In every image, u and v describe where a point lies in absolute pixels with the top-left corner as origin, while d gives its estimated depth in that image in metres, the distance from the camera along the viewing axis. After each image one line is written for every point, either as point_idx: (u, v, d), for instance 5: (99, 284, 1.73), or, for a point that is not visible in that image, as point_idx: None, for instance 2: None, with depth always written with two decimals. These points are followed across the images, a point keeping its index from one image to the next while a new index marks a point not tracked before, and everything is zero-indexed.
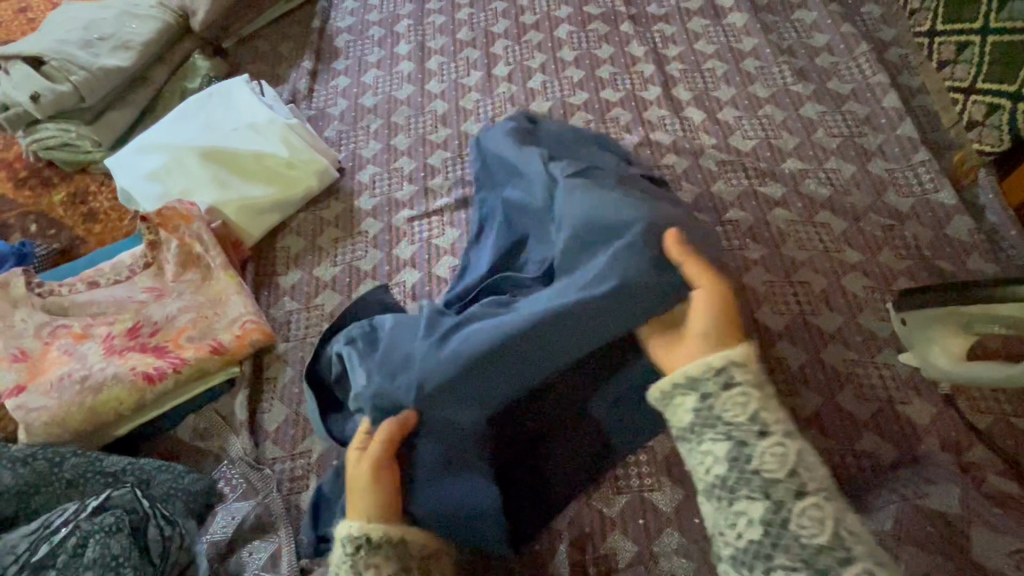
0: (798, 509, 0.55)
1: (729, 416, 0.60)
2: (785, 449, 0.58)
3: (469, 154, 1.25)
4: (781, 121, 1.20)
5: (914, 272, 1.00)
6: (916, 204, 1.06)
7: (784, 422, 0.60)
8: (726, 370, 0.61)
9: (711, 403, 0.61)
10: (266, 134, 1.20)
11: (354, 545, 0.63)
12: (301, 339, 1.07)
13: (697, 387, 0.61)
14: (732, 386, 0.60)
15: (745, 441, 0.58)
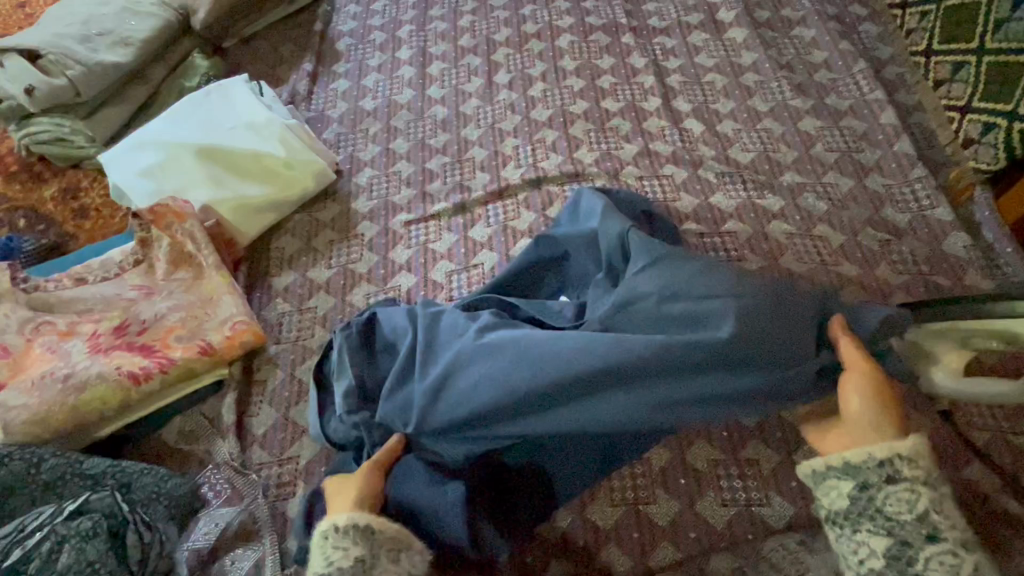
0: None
1: (893, 511, 0.60)
2: (957, 560, 0.58)
3: (469, 160, 1.24)
4: (780, 135, 1.20)
5: (912, 287, 1.00)
6: (913, 220, 1.07)
7: (954, 529, 0.59)
8: (892, 465, 0.61)
9: (871, 494, 0.61)
10: (265, 134, 1.18)
11: (329, 534, 0.67)
12: (292, 342, 1.05)
13: (858, 476, 0.62)
14: (897, 484, 0.60)
15: (910, 543, 0.59)
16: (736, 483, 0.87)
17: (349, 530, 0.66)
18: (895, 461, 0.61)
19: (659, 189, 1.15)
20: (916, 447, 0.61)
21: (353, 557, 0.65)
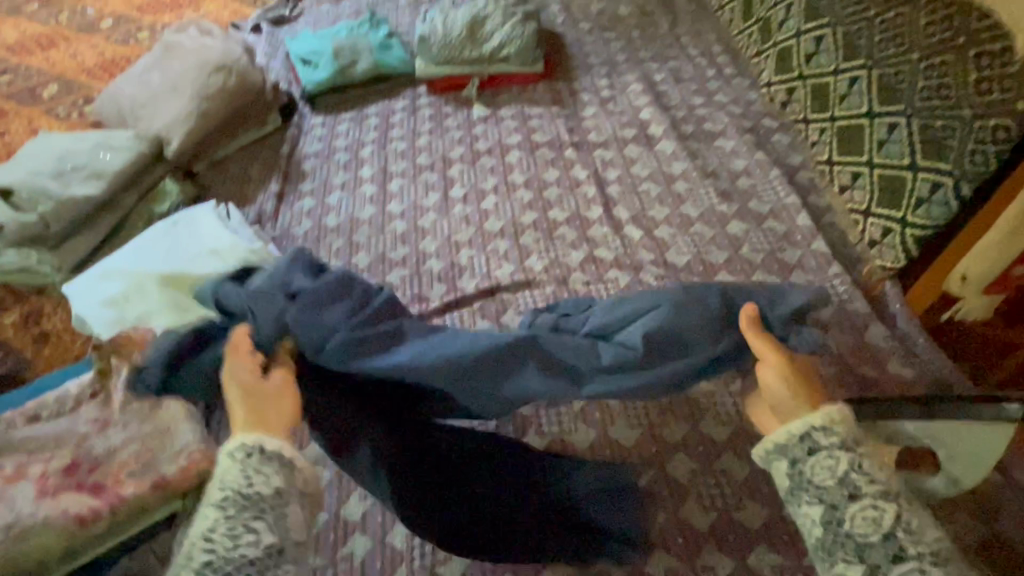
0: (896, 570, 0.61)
1: (819, 480, 0.67)
2: (878, 512, 0.64)
3: (427, 271, 1.32)
4: (711, 237, 1.32)
5: (843, 378, 1.07)
6: (836, 313, 1.16)
7: (879, 482, 0.65)
8: (810, 437, 0.69)
9: (801, 468, 0.69)
10: (230, 258, 1.24)
11: (243, 457, 0.66)
12: None
13: (787, 454, 0.70)
14: (818, 454, 0.68)
15: (837, 505, 0.65)
16: None
17: (270, 461, 0.66)
18: (814, 434, 0.69)
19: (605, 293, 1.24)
20: (828, 415, 0.69)
21: (274, 486, 0.65)
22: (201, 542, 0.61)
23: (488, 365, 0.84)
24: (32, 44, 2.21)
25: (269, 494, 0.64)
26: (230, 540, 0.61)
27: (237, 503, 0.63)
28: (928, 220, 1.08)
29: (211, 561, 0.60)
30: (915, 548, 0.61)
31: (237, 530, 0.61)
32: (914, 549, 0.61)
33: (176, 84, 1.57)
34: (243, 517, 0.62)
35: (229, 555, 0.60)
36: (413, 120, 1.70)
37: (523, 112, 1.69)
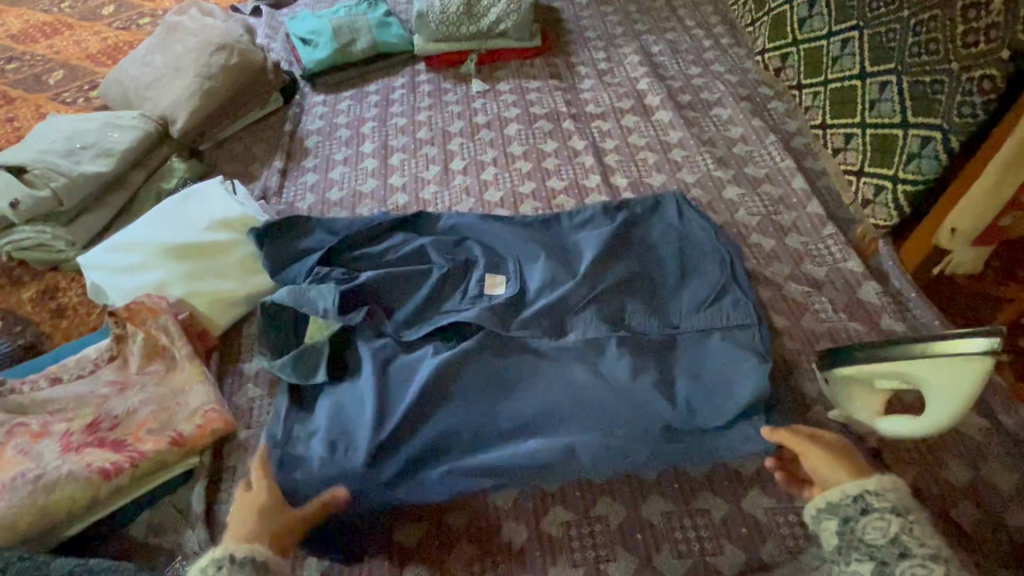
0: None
1: (870, 538, 0.71)
2: (930, 570, 0.66)
3: None
4: (707, 202, 1.34)
5: (834, 333, 1.10)
6: (829, 272, 1.19)
7: (926, 545, 0.68)
8: (863, 498, 0.73)
9: (852, 527, 0.73)
10: (237, 230, 1.29)
11: (214, 567, 0.71)
12: (263, 426, 1.09)
13: (839, 513, 0.75)
14: (870, 514, 0.72)
15: (887, 561, 0.68)
16: (690, 534, 0.92)
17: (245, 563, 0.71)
18: (865, 496, 0.73)
19: None
20: (880, 481, 0.74)
21: None
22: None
23: (527, 391, 1.01)
24: (38, 32, 2.24)
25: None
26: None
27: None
28: (919, 175, 1.09)
29: None
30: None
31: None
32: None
33: (179, 64, 1.59)
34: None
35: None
36: (413, 97, 1.72)
37: (521, 86, 1.70)
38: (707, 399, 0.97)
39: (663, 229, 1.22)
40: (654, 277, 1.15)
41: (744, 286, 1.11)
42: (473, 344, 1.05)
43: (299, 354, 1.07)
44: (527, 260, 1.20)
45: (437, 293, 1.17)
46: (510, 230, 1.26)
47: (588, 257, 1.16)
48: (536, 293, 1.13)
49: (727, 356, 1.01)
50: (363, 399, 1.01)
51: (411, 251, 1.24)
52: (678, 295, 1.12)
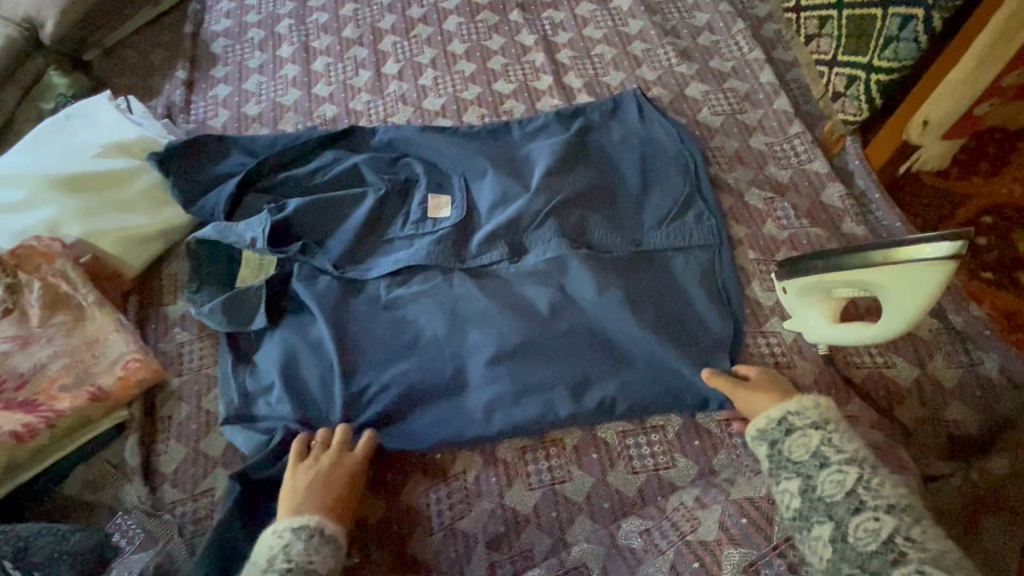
0: (854, 522, 0.63)
1: (796, 456, 0.72)
2: (844, 474, 0.67)
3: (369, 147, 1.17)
4: (669, 102, 1.22)
5: (795, 241, 1.06)
6: (793, 175, 1.12)
7: (845, 450, 0.69)
8: (786, 419, 0.75)
9: (781, 448, 0.74)
10: (136, 155, 1.13)
11: (308, 534, 0.71)
12: (196, 371, 1.01)
13: (768, 438, 0.76)
14: (793, 433, 0.74)
15: (810, 474, 0.69)
16: (645, 450, 0.92)
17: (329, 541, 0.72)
18: (788, 417, 0.75)
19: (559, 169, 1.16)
20: (801, 400, 0.76)
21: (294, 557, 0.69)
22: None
23: (494, 317, 0.94)
24: None
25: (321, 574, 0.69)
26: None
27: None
28: (895, 62, 1.01)
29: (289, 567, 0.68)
30: (872, 501, 0.64)
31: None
32: (871, 501, 0.64)
33: None
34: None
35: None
36: None
37: None
38: (677, 330, 0.93)
39: (622, 132, 1.12)
40: (612, 189, 1.06)
41: (708, 197, 1.04)
42: (414, 285, 0.99)
43: (228, 300, 0.97)
44: (475, 179, 1.08)
45: (376, 216, 1.05)
46: (453, 142, 1.13)
47: (539, 170, 1.05)
48: (488, 215, 1.04)
49: (686, 275, 0.97)
50: (317, 360, 0.93)
51: (346, 171, 1.10)
52: (640, 210, 1.04)
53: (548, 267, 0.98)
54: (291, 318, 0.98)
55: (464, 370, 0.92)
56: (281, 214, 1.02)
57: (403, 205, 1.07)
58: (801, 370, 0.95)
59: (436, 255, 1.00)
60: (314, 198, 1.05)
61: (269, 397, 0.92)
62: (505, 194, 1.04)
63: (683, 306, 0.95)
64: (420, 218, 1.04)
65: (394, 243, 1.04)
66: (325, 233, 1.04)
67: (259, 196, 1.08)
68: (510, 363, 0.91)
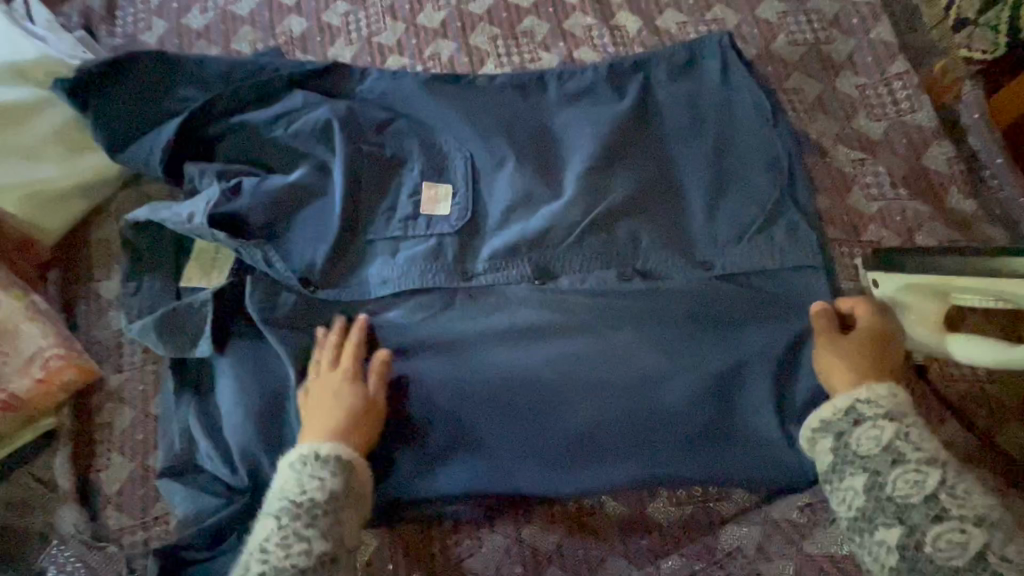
0: (933, 531, 0.57)
1: (863, 450, 0.63)
2: (923, 476, 0.59)
3: (355, 87, 0.91)
4: (734, 27, 0.95)
5: (888, 216, 0.85)
6: (889, 129, 0.89)
7: (923, 449, 0.61)
8: (854, 409, 0.65)
9: (847, 442, 0.65)
10: (38, 83, 0.87)
11: (304, 464, 0.65)
12: (139, 367, 0.81)
13: (831, 429, 0.66)
14: (862, 424, 0.64)
15: (879, 473, 0.61)
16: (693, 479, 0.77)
17: (333, 462, 0.66)
18: (858, 407, 0.65)
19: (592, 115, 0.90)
20: (871, 388, 0.66)
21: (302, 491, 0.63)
22: (256, 552, 0.60)
23: (515, 372, 0.75)
24: None
25: (324, 501, 0.63)
26: (282, 549, 0.60)
27: (292, 512, 0.62)
28: None
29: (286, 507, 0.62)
30: (957, 510, 0.57)
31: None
32: (955, 510, 0.57)
33: None
34: (296, 524, 0.61)
35: (279, 565, 0.58)
36: None
37: None
38: (741, 378, 0.75)
39: (688, 90, 0.88)
40: (676, 194, 0.84)
41: (794, 200, 0.83)
42: (404, 314, 0.79)
43: (167, 316, 0.77)
44: (488, 168, 0.86)
45: (364, 206, 0.84)
46: (468, 108, 0.88)
47: (575, 167, 0.84)
48: (499, 224, 0.83)
49: (754, 302, 0.78)
50: (282, 380, 0.77)
51: (316, 128, 0.86)
52: (705, 218, 0.82)
53: (582, 301, 0.79)
54: (245, 334, 0.79)
55: (479, 428, 0.74)
56: (233, 204, 0.82)
57: (398, 189, 0.85)
58: None
59: (430, 276, 0.80)
60: (282, 186, 0.84)
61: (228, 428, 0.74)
62: (531, 191, 0.83)
63: (753, 351, 0.76)
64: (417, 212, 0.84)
65: (374, 247, 0.83)
66: (292, 233, 0.83)
67: (198, 167, 0.85)
68: (535, 420, 0.74)
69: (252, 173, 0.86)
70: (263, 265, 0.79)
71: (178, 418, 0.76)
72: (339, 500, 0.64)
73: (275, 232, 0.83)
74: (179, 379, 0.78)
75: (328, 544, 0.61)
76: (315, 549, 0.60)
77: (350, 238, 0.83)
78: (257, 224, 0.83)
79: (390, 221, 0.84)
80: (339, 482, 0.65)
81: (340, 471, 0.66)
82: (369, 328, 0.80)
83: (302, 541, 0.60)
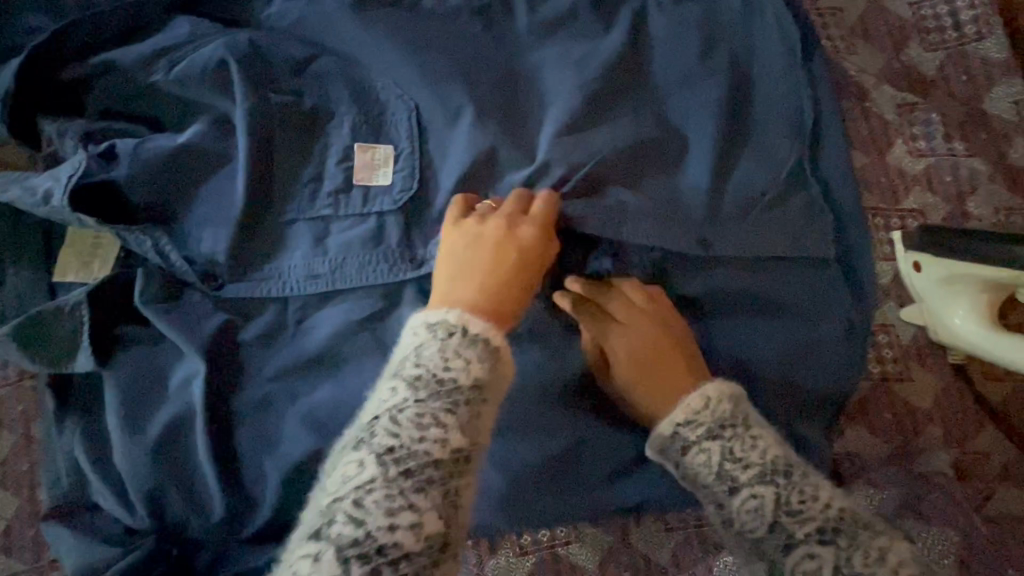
0: (787, 565, 0.43)
1: (701, 480, 0.49)
2: (761, 499, 0.46)
3: (264, 8, 0.70)
4: None
5: (935, 177, 0.68)
6: (946, 61, 0.70)
7: (753, 463, 0.47)
8: (679, 434, 0.51)
9: (684, 471, 0.51)
10: None
11: (447, 331, 0.47)
12: (15, 382, 0.67)
13: (668, 457, 0.53)
14: (689, 450, 0.50)
15: (722, 503, 0.48)
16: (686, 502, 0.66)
17: (476, 344, 0.46)
18: (680, 433, 0.51)
19: (573, 42, 0.69)
20: (686, 405, 0.52)
21: (472, 376, 0.45)
22: (380, 421, 0.43)
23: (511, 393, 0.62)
24: None
25: (467, 387, 0.45)
26: (415, 429, 0.42)
27: (427, 389, 0.44)
28: None
29: (420, 377, 0.44)
30: (802, 532, 0.43)
31: (398, 503, 0.39)
32: (802, 532, 0.43)
33: None
34: (433, 407, 0.43)
35: (412, 449, 0.41)
36: None
37: None
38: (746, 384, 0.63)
39: (696, 11, 0.69)
40: (677, 154, 0.67)
41: (820, 161, 0.67)
42: (340, 313, 0.64)
43: (28, 323, 0.61)
44: (439, 120, 0.67)
45: (281, 172, 0.66)
46: (411, 36, 0.67)
47: (551, 122, 0.66)
48: (452, 199, 0.65)
49: (768, 291, 0.63)
50: (184, 401, 0.61)
51: (205, 71, 0.65)
52: (714, 183, 0.65)
53: (569, 300, 0.64)
54: (143, 340, 0.64)
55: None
56: (108, 175, 0.64)
57: (321, 149, 0.67)
58: (919, 384, 0.66)
59: (371, 270, 0.64)
60: (175, 148, 0.65)
61: (121, 463, 0.60)
62: (496, 148, 0.65)
63: (758, 353, 0.63)
64: (347, 179, 0.66)
65: (295, 229, 0.65)
66: (193, 208, 0.65)
67: (59, 126, 0.65)
68: (545, 451, 0.62)
69: (133, 133, 0.67)
70: (156, 259, 0.63)
71: (64, 448, 0.63)
72: (482, 393, 0.45)
73: (169, 212, 0.65)
74: (61, 399, 0.63)
75: (464, 440, 0.43)
76: (450, 442, 0.42)
77: (265, 214, 0.65)
78: (139, 203, 0.65)
79: (315, 192, 0.66)
80: (485, 371, 0.46)
81: (482, 359, 0.46)
82: (295, 327, 0.64)
83: (439, 425, 0.42)
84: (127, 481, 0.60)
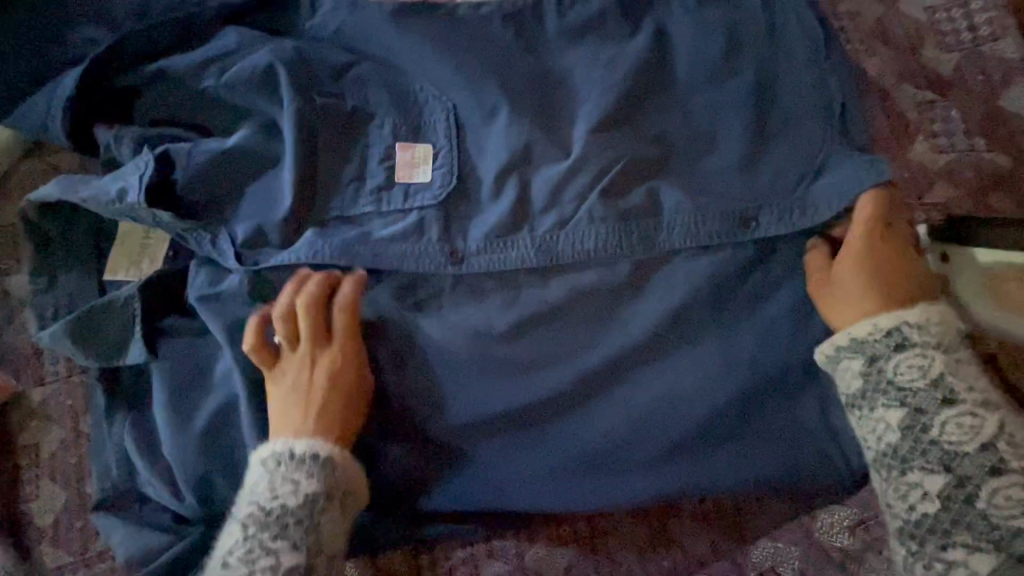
0: (988, 484, 0.50)
1: (903, 380, 0.55)
2: (979, 420, 0.53)
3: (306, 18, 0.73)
4: None
5: (957, 172, 0.70)
6: (963, 61, 0.73)
7: (973, 389, 0.54)
8: (900, 332, 0.56)
9: (883, 367, 0.56)
10: None
11: (275, 462, 0.57)
12: (65, 377, 0.69)
13: (865, 351, 0.57)
14: (905, 351, 0.55)
15: (922, 410, 0.54)
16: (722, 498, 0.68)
17: (302, 467, 0.56)
18: (903, 329, 0.56)
19: (603, 45, 0.72)
20: (926, 313, 0.57)
21: (302, 495, 0.55)
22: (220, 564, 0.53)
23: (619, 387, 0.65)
24: None
25: (293, 509, 0.54)
26: (246, 563, 0.52)
27: (258, 523, 0.54)
28: None
29: (251, 513, 0.54)
30: (1017, 461, 0.51)
31: None
32: (1016, 461, 0.51)
33: None
34: (263, 536, 0.53)
35: None
36: None
37: None
38: (776, 372, 0.65)
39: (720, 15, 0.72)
40: (707, 150, 0.69)
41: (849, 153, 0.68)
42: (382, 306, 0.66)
43: (84, 316, 0.63)
44: (476, 121, 0.70)
45: (324, 169, 0.68)
46: (447, 41, 0.71)
47: (585, 121, 0.69)
48: (488, 196, 0.68)
49: (790, 281, 0.66)
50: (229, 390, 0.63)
51: (252, 77, 0.68)
52: (742, 179, 0.68)
53: (601, 296, 0.66)
54: (186, 333, 0.66)
55: (410, 392, 0.66)
56: (164, 179, 0.67)
57: (363, 149, 0.69)
58: None
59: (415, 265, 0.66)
60: (223, 147, 0.68)
61: (171, 451, 0.62)
62: (532, 146, 0.68)
63: (788, 341, 0.65)
64: (388, 177, 0.68)
65: (333, 226, 0.67)
66: (237, 203, 0.68)
67: (114, 132, 0.68)
68: (627, 440, 0.64)
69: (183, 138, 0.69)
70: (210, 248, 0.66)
71: (113, 440, 0.64)
72: (317, 503, 0.55)
73: (217, 212, 0.68)
74: (110, 392, 0.66)
75: (299, 556, 0.53)
76: (284, 562, 0.53)
77: (307, 211, 0.67)
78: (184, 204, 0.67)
79: (359, 189, 0.68)
80: (317, 486, 0.56)
81: (309, 478, 0.56)
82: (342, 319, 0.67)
83: (269, 554, 0.53)
84: (178, 469, 0.61)
